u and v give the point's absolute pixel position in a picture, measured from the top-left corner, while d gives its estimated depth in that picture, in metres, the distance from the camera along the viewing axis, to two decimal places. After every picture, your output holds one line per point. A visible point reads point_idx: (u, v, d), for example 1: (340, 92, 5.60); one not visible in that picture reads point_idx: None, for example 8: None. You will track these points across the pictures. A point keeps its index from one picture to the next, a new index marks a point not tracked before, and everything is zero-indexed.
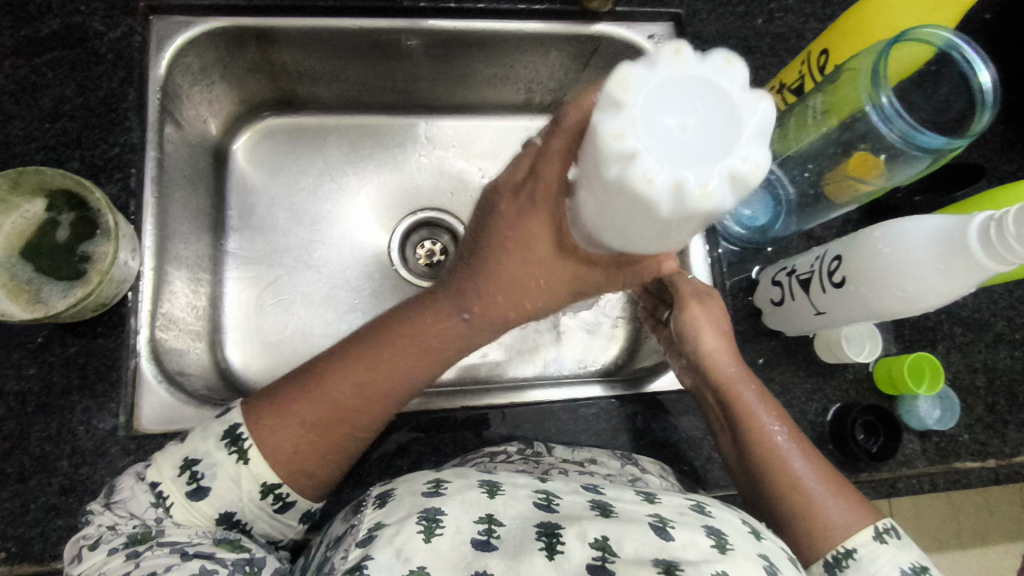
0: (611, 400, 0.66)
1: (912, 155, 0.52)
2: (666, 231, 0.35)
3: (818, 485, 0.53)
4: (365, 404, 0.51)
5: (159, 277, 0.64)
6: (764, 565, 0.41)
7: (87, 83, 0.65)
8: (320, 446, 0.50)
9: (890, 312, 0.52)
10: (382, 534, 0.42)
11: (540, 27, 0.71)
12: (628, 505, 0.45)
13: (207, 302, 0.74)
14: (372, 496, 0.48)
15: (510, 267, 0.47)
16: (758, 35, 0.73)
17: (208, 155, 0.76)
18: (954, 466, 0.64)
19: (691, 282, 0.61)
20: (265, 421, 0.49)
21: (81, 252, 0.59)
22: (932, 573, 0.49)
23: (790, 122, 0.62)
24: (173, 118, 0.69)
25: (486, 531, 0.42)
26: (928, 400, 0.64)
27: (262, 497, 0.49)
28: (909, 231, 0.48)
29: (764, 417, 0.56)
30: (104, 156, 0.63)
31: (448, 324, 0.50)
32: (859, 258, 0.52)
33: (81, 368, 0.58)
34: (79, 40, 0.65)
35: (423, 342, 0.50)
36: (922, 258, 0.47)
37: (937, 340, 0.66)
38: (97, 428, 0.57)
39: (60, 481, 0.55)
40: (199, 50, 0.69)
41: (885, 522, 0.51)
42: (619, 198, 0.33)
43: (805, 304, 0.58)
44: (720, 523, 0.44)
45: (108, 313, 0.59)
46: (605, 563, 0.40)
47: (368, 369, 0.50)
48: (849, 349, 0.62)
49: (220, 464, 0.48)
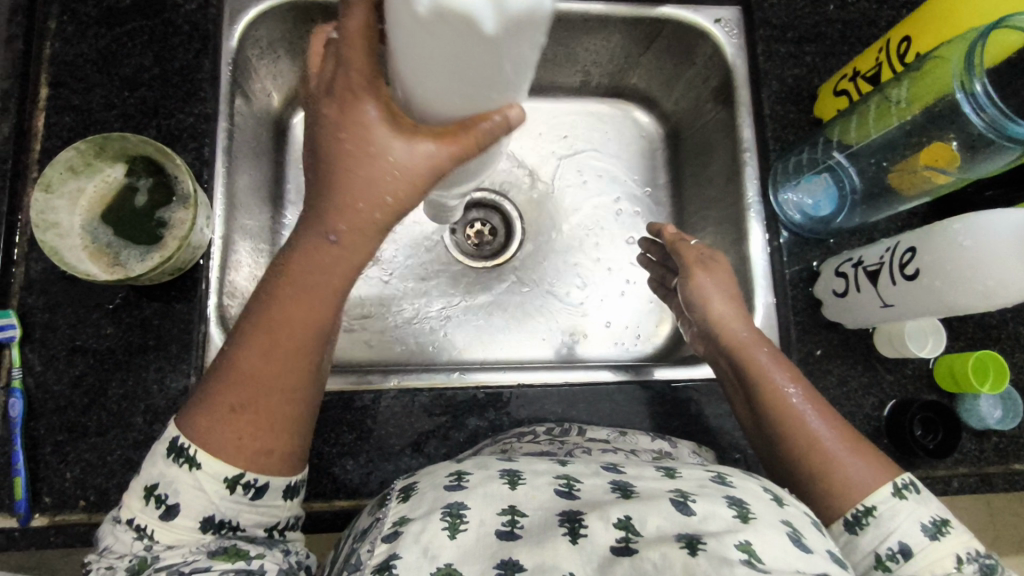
0: (664, 385, 0.66)
1: (1000, 147, 0.51)
2: (502, 63, 0.35)
3: (834, 443, 0.51)
4: (280, 367, 0.45)
5: (227, 245, 0.66)
6: (787, 532, 0.39)
7: (164, 54, 0.66)
8: (258, 423, 0.45)
9: (966, 307, 0.51)
10: (406, 530, 0.41)
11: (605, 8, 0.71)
12: (649, 482, 0.44)
13: None
14: (396, 490, 0.47)
15: (358, 175, 0.42)
16: (828, 22, 0.72)
17: (272, 128, 0.78)
18: (1013, 467, 0.63)
19: (695, 248, 0.63)
20: (202, 417, 0.45)
21: (157, 217, 0.61)
22: (952, 524, 0.48)
23: (868, 110, 0.60)
24: (243, 90, 0.70)
25: (509, 521, 0.41)
26: (989, 398, 0.63)
27: (230, 492, 0.44)
28: (988, 223, 0.48)
29: (775, 378, 0.55)
30: (179, 126, 0.65)
31: (321, 252, 0.44)
32: (935, 251, 0.52)
33: (156, 330, 0.60)
34: (157, 11, 0.67)
35: (299, 280, 0.45)
36: (1004, 250, 0.47)
37: (1002, 339, 0.65)
38: (169, 387, 0.59)
39: (136, 436, 0.57)
40: (270, 23, 0.70)
41: (904, 478, 0.50)
42: (439, 35, 0.33)
43: (871, 295, 0.58)
44: (743, 491, 0.43)
45: (182, 277, 0.61)
46: (628, 543, 0.39)
47: (267, 330, 0.45)
48: (911, 343, 0.61)
49: (177, 478, 0.44)
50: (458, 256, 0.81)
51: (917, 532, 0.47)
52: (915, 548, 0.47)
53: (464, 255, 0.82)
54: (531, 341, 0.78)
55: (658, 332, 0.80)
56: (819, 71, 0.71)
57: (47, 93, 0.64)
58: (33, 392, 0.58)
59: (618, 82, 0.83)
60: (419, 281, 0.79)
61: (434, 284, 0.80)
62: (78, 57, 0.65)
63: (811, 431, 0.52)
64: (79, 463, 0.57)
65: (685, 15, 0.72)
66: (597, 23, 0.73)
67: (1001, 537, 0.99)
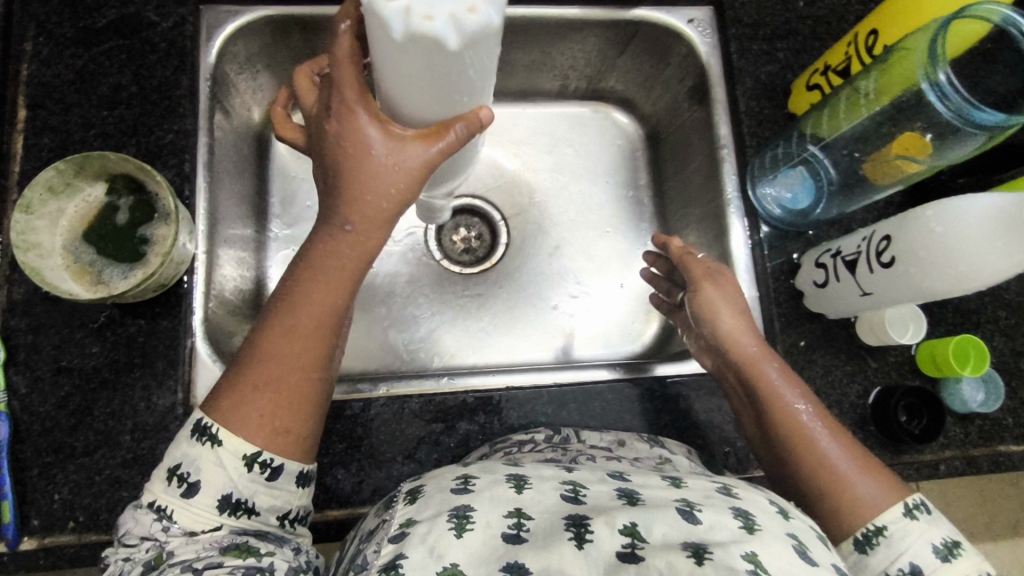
0: (653, 381, 0.66)
1: (967, 133, 0.52)
2: (472, 66, 0.38)
3: (846, 463, 0.52)
4: (298, 348, 0.48)
5: (211, 260, 0.66)
6: (792, 544, 0.41)
7: (142, 72, 0.66)
8: (275, 403, 0.47)
9: (940, 292, 0.52)
10: (414, 532, 0.43)
11: (579, 12, 0.72)
12: (655, 492, 0.46)
13: (252, 285, 0.76)
14: (403, 490, 0.49)
15: (361, 172, 0.44)
16: (799, 19, 0.73)
17: (253, 141, 0.78)
18: (997, 449, 0.64)
19: (702, 262, 0.64)
20: (225, 400, 0.46)
21: (140, 234, 0.61)
22: (964, 546, 0.48)
23: (840, 103, 0.61)
24: (222, 106, 0.71)
25: (515, 524, 0.43)
26: (971, 382, 0.64)
27: (247, 469, 0.45)
28: (959, 209, 0.49)
29: (786, 392, 0.56)
30: (159, 143, 0.65)
31: (336, 240, 0.46)
32: (909, 238, 0.52)
33: (141, 347, 0.60)
34: (134, 30, 0.67)
35: (314, 267, 0.48)
36: (975, 234, 0.48)
37: (981, 323, 0.66)
38: (157, 404, 0.59)
39: (123, 455, 0.57)
40: (247, 37, 0.71)
41: (915, 499, 0.50)
42: (416, 56, 0.35)
43: (851, 285, 0.59)
44: (746, 503, 0.45)
45: (166, 293, 0.61)
46: (633, 550, 0.41)
47: (284, 314, 0.48)
48: (892, 331, 0.62)
49: (201, 456, 0.45)
50: (446, 263, 0.82)
51: (928, 554, 0.47)
52: (926, 569, 0.47)
53: (450, 262, 0.82)
54: (521, 344, 0.79)
55: (646, 330, 0.81)
56: (792, 66, 0.72)
57: (25, 115, 0.64)
58: (18, 414, 0.57)
59: (596, 85, 0.83)
60: (405, 288, 0.80)
61: (420, 291, 0.80)
62: (56, 77, 0.65)
63: (823, 447, 0.53)
64: (67, 483, 0.56)
65: (658, 16, 0.73)
66: (573, 27, 0.74)
67: (995, 520, 1.00)
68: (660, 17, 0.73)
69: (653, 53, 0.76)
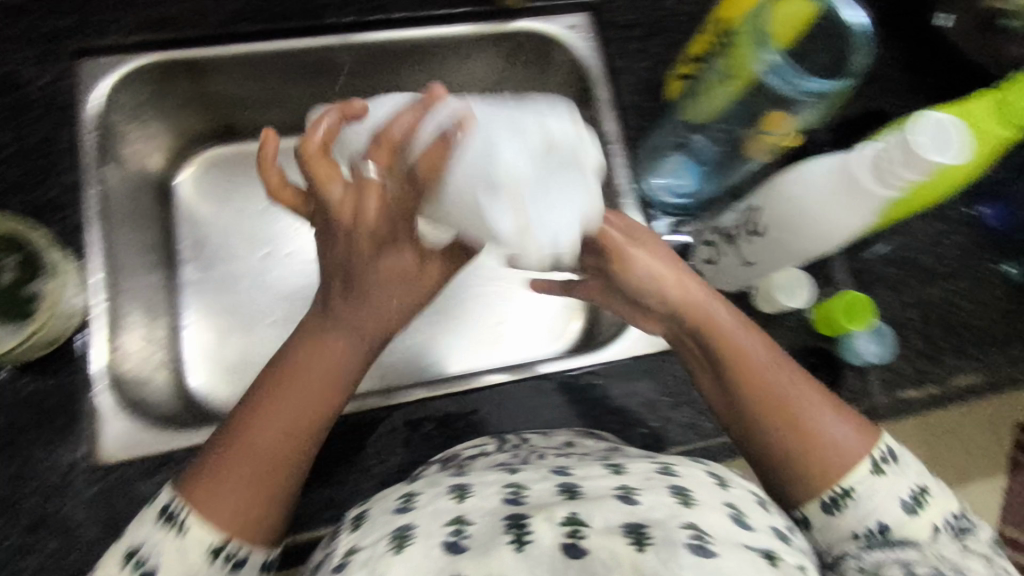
0: (567, 373, 0.68)
1: (802, 99, 0.59)
2: None
3: (824, 416, 0.51)
4: (279, 450, 0.48)
5: (112, 311, 0.65)
6: (730, 513, 0.40)
7: (21, 129, 0.66)
8: (256, 494, 0.47)
9: (810, 252, 0.56)
10: (355, 560, 0.39)
11: (462, 30, 0.74)
12: (593, 479, 0.42)
13: (166, 332, 0.75)
14: (347, 520, 0.46)
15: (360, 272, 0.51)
16: (675, 13, 0.76)
17: (151, 188, 0.78)
18: (899, 397, 0.67)
19: (630, 223, 0.57)
20: (200, 489, 0.46)
21: (25, 293, 0.59)
22: (929, 492, 0.50)
23: (700, 87, 0.68)
24: (112, 156, 0.71)
25: (453, 532, 0.39)
26: (864, 336, 0.67)
27: (212, 562, 0.45)
28: (809, 173, 0.54)
29: (756, 346, 0.54)
30: (43, 199, 0.64)
31: (326, 351, 0.50)
32: (773, 206, 0.56)
33: (39, 406, 0.58)
34: (11, 88, 0.67)
35: (310, 372, 0.49)
36: (823, 195, 0.53)
37: (869, 281, 0.70)
38: (60, 461, 0.57)
39: (27, 518, 0.55)
40: (132, 86, 0.71)
41: (881, 448, 0.50)
42: None
43: (733, 257, 0.62)
44: (687, 481, 0.42)
45: (61, 349, 0.61)
46: (577, 540, 0.37)
47: (269, 413, 0.48)
48: (782, 296, 0.65)
49: (161, 545, 0.45)
50: None
51: (896, 508, 0.48)
52: (892, 525, 0.48)
53: None
54: (444, 356, 0.80)
55: (568, 327, 0.82)
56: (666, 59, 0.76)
57: None
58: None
59: None
60: None
61: None
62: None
63: (801, 401, 0.52)
64: None
65: (540, 26, 0.76)
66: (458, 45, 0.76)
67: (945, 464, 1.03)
68: (537, 26, 0.76)
69: (541, 60, 0.79)
